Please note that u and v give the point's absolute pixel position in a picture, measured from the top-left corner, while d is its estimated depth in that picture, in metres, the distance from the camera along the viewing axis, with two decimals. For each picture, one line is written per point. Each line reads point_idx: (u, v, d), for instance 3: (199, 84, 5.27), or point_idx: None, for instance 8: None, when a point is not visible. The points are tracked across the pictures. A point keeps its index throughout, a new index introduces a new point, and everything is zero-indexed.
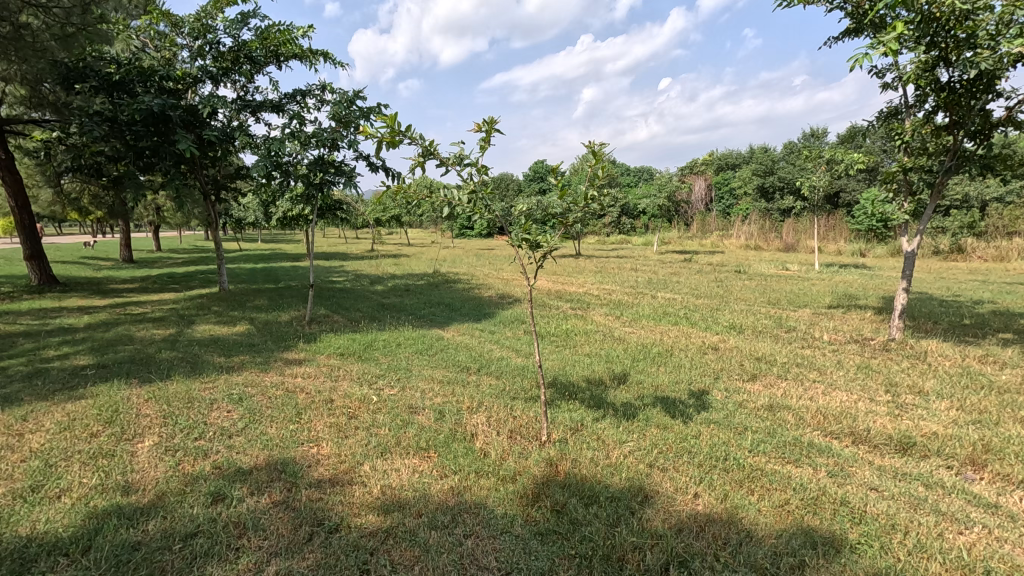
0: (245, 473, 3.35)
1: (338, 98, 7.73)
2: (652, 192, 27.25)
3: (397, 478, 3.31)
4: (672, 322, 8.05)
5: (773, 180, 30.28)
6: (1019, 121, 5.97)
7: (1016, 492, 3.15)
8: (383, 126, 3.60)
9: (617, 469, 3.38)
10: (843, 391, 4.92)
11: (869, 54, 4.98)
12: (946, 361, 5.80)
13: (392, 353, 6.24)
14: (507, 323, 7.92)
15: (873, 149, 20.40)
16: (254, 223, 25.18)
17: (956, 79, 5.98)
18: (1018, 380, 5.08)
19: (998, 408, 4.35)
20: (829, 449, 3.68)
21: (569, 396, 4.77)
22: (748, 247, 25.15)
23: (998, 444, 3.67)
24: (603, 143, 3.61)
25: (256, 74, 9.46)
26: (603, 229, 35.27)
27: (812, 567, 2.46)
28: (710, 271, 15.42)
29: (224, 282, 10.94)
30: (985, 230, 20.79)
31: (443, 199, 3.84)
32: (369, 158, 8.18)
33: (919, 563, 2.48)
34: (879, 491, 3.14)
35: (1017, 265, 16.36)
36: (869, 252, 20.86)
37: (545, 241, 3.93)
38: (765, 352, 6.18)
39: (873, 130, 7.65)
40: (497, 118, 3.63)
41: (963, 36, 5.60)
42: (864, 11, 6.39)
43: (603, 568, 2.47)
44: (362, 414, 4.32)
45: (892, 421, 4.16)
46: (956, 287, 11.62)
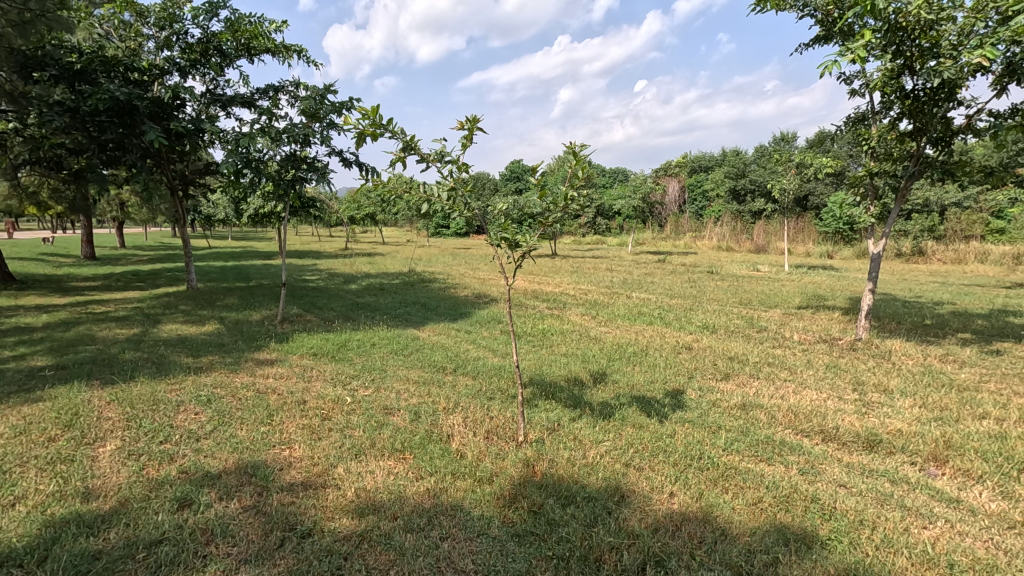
0: (214, 477, 3.26)
1: (310, 93, 7.59)
2: (627, 193, 27.55)
3: (372, 480, 3.26)
4: (646, 322, 8.14)
5: (744, 183, 30.95)
6: (978, 129, 6.20)
7: (976, 487, 3.27)
8: (364, 118, 3.58)
9: (594, 469, 3.40)
10: (813, 390, 5.04)
11: (839, 61, 5.15)
12: (909, 360, 5.99)
13: (366, 353, 6.16)
14: (483, 323, 7.90)
15: (840, 153, 20.99)
16: (225, 220, 24.63)
17: (921, 88, 6.16)
18: (978, 379, 5.27)
19: (959, 406, 4.52)
20: (800, 447, 3.77)
21: (546, 396, 4.78)
22: (720, 247, 25.65)
23: (959, 440, 3.81)
24: (584, 144, 3.65)
25: (227, 67, 9.26)
26: (579, 229, 35.52)
27: (785, 563, 2.51)
28: (684, 271, 15.84)
29: (192, 281, 10.61)
30: (944, 234, 21.68)
31: (422, 196, 3.79)
32: (343, 153, 8.05)
33: (887, 558, 2.55)
34: (848, 488, 3.22)
35: (974, 268, 17.03)
36: (836, 254, 21.44)
37: (524, 240, 3.92)
38: (737, 352, 6.29)
39: (841, 134, 7.85)
40: (480, 116, 3.64)
41: (927, 45, 5.79)
42: (832, 19, 6.57)
43: (580, 568, 2.48)
44: (336, 416, 4.25)
45: (859, 419, 4.28)
46: (917, 288, 12.20)
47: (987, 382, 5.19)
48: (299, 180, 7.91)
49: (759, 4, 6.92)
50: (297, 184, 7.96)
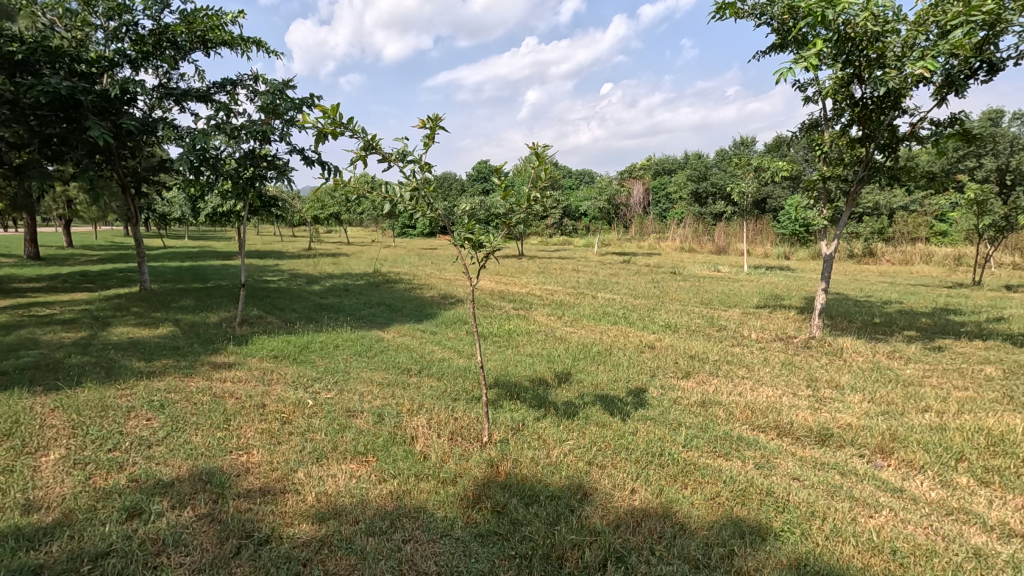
0: (166, 485, 3.15)
1: (268, 89, 7.39)
2: (593, 195, 27.82)
3: (333, 484, 3.20)
4: (611, 322, 8.26)
5: (706, 185, 31.72)
6: (921, 137, 6.52)
7: (920, 476, 3.44)
8: (323, 117, 3.61)
9: (557, 468, 3.42)
10: (769, 386, 5.21)
11: (793, 68, 5.35)
12: (859, 357, 6.26)
13: (329, 355, 6.04)
14: (449, 323, 7.88)
15: (797, 158, 21.74)
16: (181, 219, 23.79)
17: (869, 96, 6.42)
18: (921, 374, 5.54)
19: (904, 400, 4.74)
20: (756, 442, 3.88)
21: (511, 396, 4.79)
22: (683, 248, 26.23)
23: (904, 433, 3.99)
24: (546, 144, 3.71)
25: (181, 60, 8.95)
26: (546, 229, 35.72)
27: (740, 555, 2.59)
28: (649, 271, 16.34)
29: (145, 282, 10.19)
30: (893, 236, 22.72)
31: (384, 196, 3.75)
32: (304, 151, 7.88)
33: (835, 547, 2.65)
34: (800, 481, 3.33)
35: (920, 268, 17.90)
36: (793, 255, 22.26)
37: (488, 240, 3.92)
38: (698, 350, 6.45)
39: (796, 139, 8.12)
40: (442, 116, 3.71)
41: (874, 56, 6.04)
42: (788, 28, 6.78)
43: (542, 567, 2.49)
44: (297, 419, 4.16)
45: (812, 414, 4.43)
46: (867, 288, 12.79)
47: (930, 377, 5.46)
48: (258, 177, 7.72)
49: (718, 12, 7.11)
50: (256, 182, 7.77)
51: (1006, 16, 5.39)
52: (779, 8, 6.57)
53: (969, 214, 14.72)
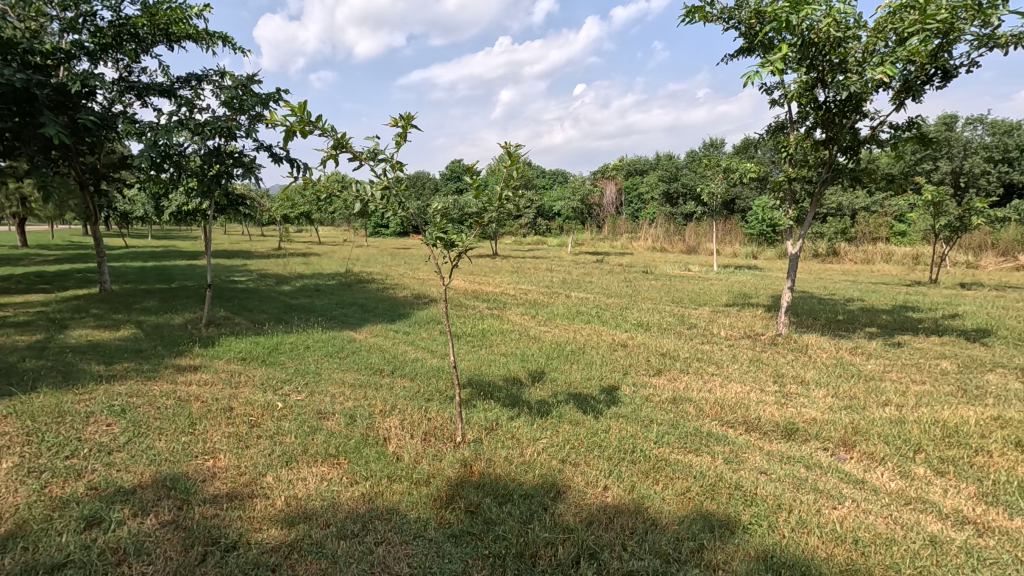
0: (127, 492, 3.04)
1: (233, 84, 7.20)
2: (566, 194, 28.00)
3: (303, 488, 3.15)
4: (584, 321, 8.33)
5: (677, 186, 32.24)
6: (881, 140, 6.75)
7: (880, 468, 3.56)
8: (292, 115, 3.59)
9: (531, 467, 3.43)
10: (737, 383, 5.32)
11: (759, 72, 5.48)
12: (823, 353, 6.45)
13: (299, 356, 5.93)
14: (423, 323, 7.82)
15: (764, 159, 22.29)
16: (144, 217, 23.07)
17: (832, 100, 6.61)
18: (882, 369, 5.74)
19: (865, 394, 4.91)
20: (725, 437, 3.97)
21: (484, 396, 4.78)
22: (655, 248, 26.63)
23: (865, 426, 4.13)
24: (518, 144, 3.71)
25: (143, 53, 8.67)
26: (519, 229, 35.80)
27: (709, 549, 2.64)
28: (621, 271, 16.33)
29: (105, 283, 9.83)
30: (855, 236, 23.48)
31: (354, 195, 3.72)
32: (271, 148, 7.71)
33: (800, 538, 2.73)
34: (767, 474, 3.42)
35: (881, 267, 18.53)
36: (761, 254, 22.81)
37: (460, 240, 3.92)
38: (669, 348, 6.55)
39: (763, 141, 8.30)
40: (413, 115, 3.73)
41: (837, 61, 6.21)
42: (754, 32, 6.93)
43: (515, 566, 2.49)
44: (265, 422, 4.07)
45: (779, 409, 4.55)
46: (831, 286, 13.18)
47: (889, 372, 5.66)
48: (224, 175, 7.51)
49: (687, 15, 7.22)
50: (222, 180, 7.57)
51: (959, 25, 5.62)
52: (746, 13, 6.72)
53: (926, 214, 15.31)
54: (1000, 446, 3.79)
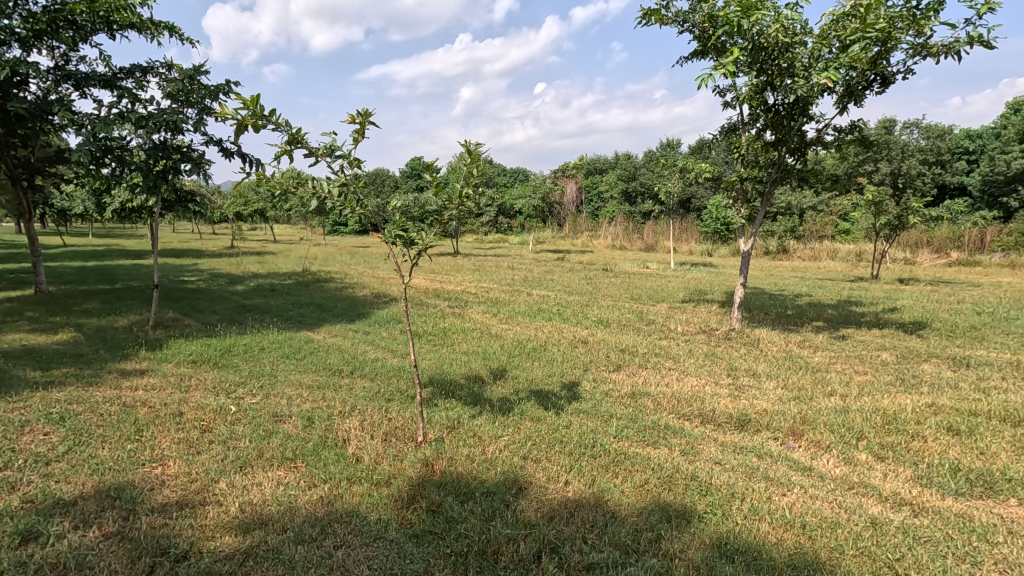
0: (67, 504, 2.89)
1: (179, 75, 6.91)
2: (527, 193, 28.12)
3: (259, 493, 3.06)
4: (545, 318, 8.40)
5: (636, 185, 32.83)
6: (826, 142, 7.05)
7: (826, 455, 3.74)
8: (244, 109, 3.50)
9: (493, 464, 3.43)
10: (693, 376, 5.48)
11: (712, 75, 5.63)
12: (774, 346, 6.72)
13: (254, 358, 5.76)
14: (383, 323, 7.71)
15: (718, 159, 22.97)
16: (84, 214, 21.88)
17: (780, 103, 6.85)
18: (828, 361, 6.02)
19: (812, 385, 5.14)
20: (682, 430, 4.07)
21: (446, 395, 4.75)
22: (614, 246, 27.09)
23: (812, 416, 4.32)
24: (478, 142, 3.71)
25: (82, 41, 8.21)
26: (481, 228, 35.73)
27: (667, 538, 2.71)
28: (581, 270, 15.79)
29: (41, 284, 9.26)
30: (803, 234, 24.50)
31: (311, 191, 3.64)
32: (222, 143, 7.43)
33: (752, 525, 2.83)
34: (721, 465, 3.53)
35: (827, 264, 19.40)
36: (715, 252, 23.51)
37: (420, 238, 3.88)
38: (628, 344, 6.68)
39: (716, 142, 8.54)
40: (372, 111, 3.71)
41: (785, 65, 6.45)
42: (708, 36, 7.12)
43: (477, 564, 2.50)
44: (218, 427, 3.93)
45: (732, 401, 4.71)
46: (781, 282, 13.69)
47: (835, 364, 5.94)
48: (171, 171, 7.21)
49: (644, 17, 7.36)
50: (169, 176, 7.27)
51: (896, 34, 5.93)
52: (700, 16, 6.90)
53: (867, 213, 16.11)
54: (933, 431, 4.03)
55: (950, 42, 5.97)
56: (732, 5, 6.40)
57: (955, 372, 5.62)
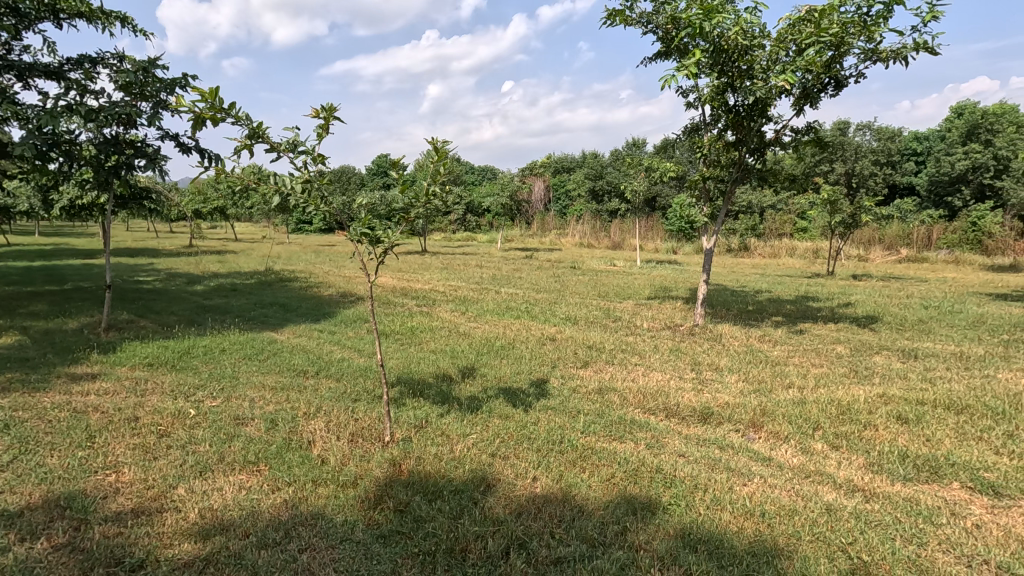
0: (12, 516, 2.75)
1: (132, 67, 6.63)
2: (495, 191, 28.07)
3: (219, 498, 2.97)
4: (514, 316, 8.42)
5: (602, 183, 33.19)
6: (784, 142, 7.27)
7: (784, 445, 3.87)
8: (202, 101, 3.40)
9: (461, 462, 3.43)
10: (659, 371, 5.59)
11: (675, 75, 5.73)
12: (735, 341, 6.90)
13: (214, 360, 5.59)
14: (349, 322, 7.60)
15: (682, 159, 23.43)
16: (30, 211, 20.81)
17: (740, 104, 7.03)
18: (786, 355, 6.22)
19: (772, 378, 5.30)
20: (647, 424, 4.15)
21: (414, 394, 4.71)
22: (582, 244, 27.35)
23: (771, 408, 4.46)
24: (445, 139, 3.70)
25: (25, 30, 7.80)
26: (449, 226, 35.54)
27: (632, 531, 2.75)
28: (549, 267, 16.45)
29: None
30: (763, 232, 25.24)
31: (272, 187, 3.55)
32: (178, 138, 7.18)
33: (714, 514, 2.91)
34: (685, 457, 3.61)
35: (786, 260, 20.04)
36: (680, 249, 24.00)
37: (386, 235, 3.84)
38: (596, 340, 6.76)
39: (680, 142, 8.70)
40: (336, 107, 3.67)
41: (744, 67, 6.63)
42: (671, 37, 7.24)
43: (445, 562, 2.49)
44: (176, 431, 3.81)
45: (695, 395, 4.82)
46: (743, 279, 14.06)
47: (793, 357, 6.14)
48: (124, 167, 6.96)
49: (608, 18, 7.44)
50: (122, 171, 7.06)
51: (848, 39, 6.15)
52: (663, 18, 7.01)
53: (824, 212, 16.69)
54: (884, 420, 4.21)
55: (898, 48, 6.23)
56: (694, 8, 6.53)
57: (904, 364, 5.88)
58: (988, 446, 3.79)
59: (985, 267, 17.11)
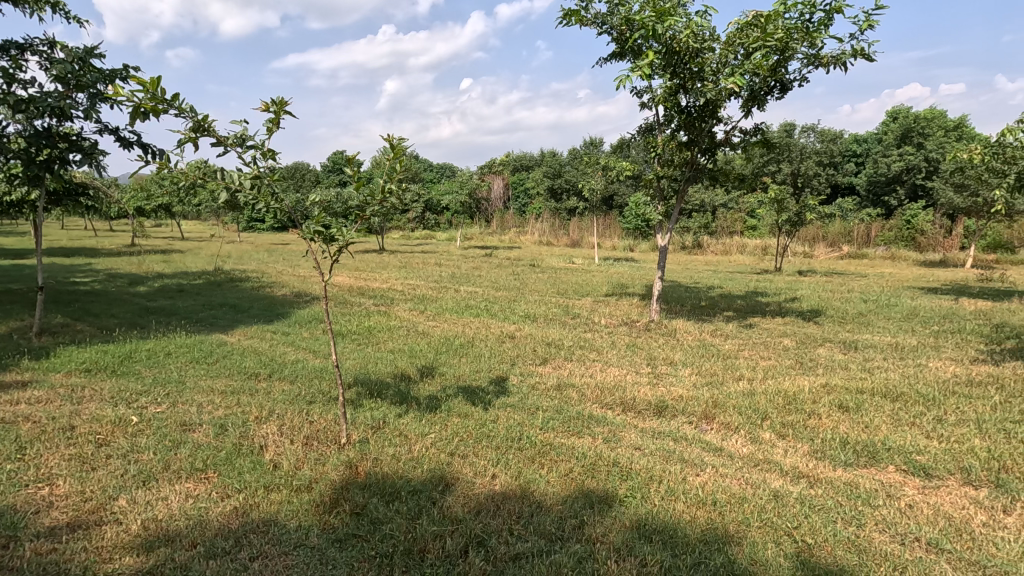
0: None
1: (66, 55, 6.25)
2: (454, 189, 27.90)
3: (164, 508, 2.85)
4: (473, 314, 8.40)
5: (561, 182, 33.56)
6: (734, 142, 7.51)
7: (735, 436, 4.00)
8: (142, 92, 3.24)
9: (419, 462, 3.40)
10: (616, 366, 5.69)
11: (630, 76, 5.84)
12: (689, 336, 7.10)
13: (159, 364, 5.35)
14: (304, 322, 7.42)
15: (638, 158, 23.92)
16: None
17: (692, 105, 7.22)
18: (737, 348, 6.44)
19: (723, 371, 5.49)
20: (604, 418, 4.22)
21: (371, 394, 4.64)
22: (541, 242, 27.52)
23: (723, 400, 4.62)
24: (401, 136, 3.66)
25: None
26: (407, 224, 35.13)
27: (589, 524, 2.80)
28: (507, 266, 15.89)
29: None
30: (716, 230, 26.06)
31: (219, 182, 3.41)
32: (118, 131, 6.81)
33: (669, 505, 2.99)
34: (641, 450, 3.69)
35: (737, 257, 20.76)
36: (637, 247, 24.50)
37: (340, 233, 3.76)
38: (554, 337, 6.83)
39: (635, 141, 8.87)
40: (287, 101, 3.57)
41: (695, 69, 6.81)
42: (625, 39, 7.37)
43: (403, 563, 2.47)
44: (117, 440, 3.62)
45: (651, 389, 4.94)
46: (697, 275, 14.48)
47: (743, 350, 6.37)
48: (57, 161, 6.55)
49: (564, 18, 7.51)
50: (55, 165, 6.64)
51: (792, 44, 6.42)
52: (617, 19, 7.13)
53: (772, 210, 17.38)
54: (826, 409, 4.43)
55: (838, 54, 6.54)
56: (647, 10, 6.67)
57: (845, 355, 6.20)
58: (919, 430, 4.04)
59: (917, 263, 18.22)
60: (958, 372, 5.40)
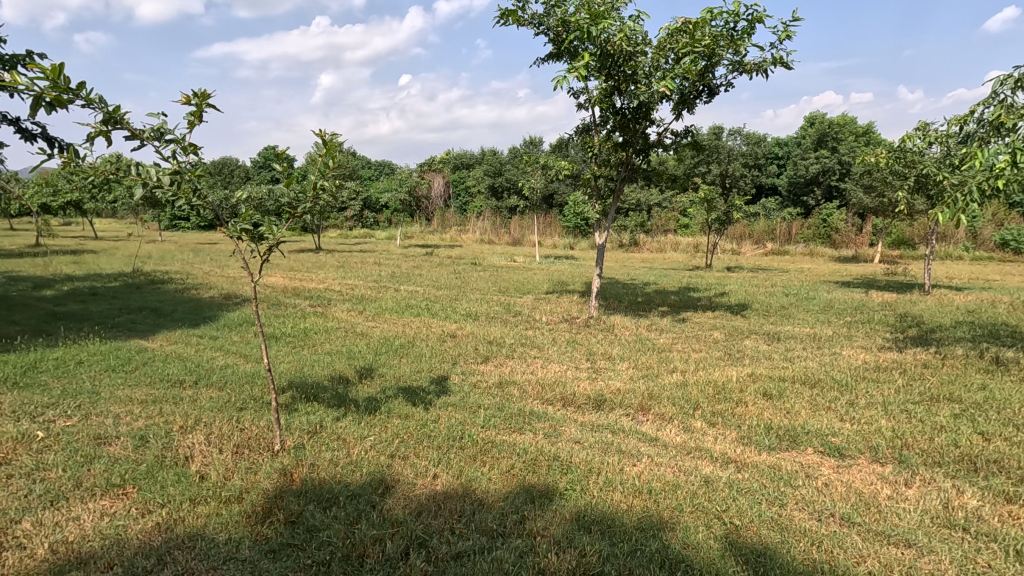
0: None
1: None
2: (393, 187, 27.38)
3: (76, 529, 2.64)
4: (414, 314, 8.29)
5: (502, 181, 33.72)
6: (666, 143, 7.79)
7: (669, 426, 4.16)
8: (42, 79, 2.97)
9: (358, 466, 3.32)
10: (556, 363, 5.78)
11: (566, 77, 5.93)
12: (627, 331, 7.32)
13: (69, 374, 4.94)
14: (234, 325, 7.07)
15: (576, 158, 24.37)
16: None
17: (626, 107, 7.43)
18: (671, 342, 6.71)
19: (658, 364, 5.70)
20: (545, 414, 4.28)
21: (307, 398, 4.48)
22: (482, 241, 27.48)
23: (658, 392, 4.79)
24: (333, 132, 3.55)
25: None
26: (344, 223, 34.15)
27: (531, 518, 2.83)
28: (447, 266, 15.59)
29: None
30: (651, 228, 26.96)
31: (134, 178, 3.19)
32: (18, 122, 6.25)
33: (607, 496, 3.07)
34: (580, 443, 3.77)
35: (670, 255, 21.56)
36: (576, 245, 24.94)
37: (270, 231, 3.59)
38: (496, 335, 6.85)
39: (572, 141, 9.03)
40: (210, 93, 3.38)
41: (629, 72, 7.02)
42: (561, 40, 7.48)
43: (342, 569, 2.41)
44: (19, 458, 3.31)
45: (590, 383, 5.06)
46: (633, 273, 14.93)
47: (676, 344, 6.64)
48: None
49: (501, 17, 7.53)
50: None
51: (719, 51, 6.74)
52: (553, 20, 7.23)
53: (702, 209, 18.20)
54: (752, 397, 4.69)
55: (760, 62, 6.92)
56: (582, 12, 6.80)
57: (769, 346, 6.60)
58: (834, 414, 4.35)
59: (832, 258, 19.62)
60: (867, 359, 5.87)
